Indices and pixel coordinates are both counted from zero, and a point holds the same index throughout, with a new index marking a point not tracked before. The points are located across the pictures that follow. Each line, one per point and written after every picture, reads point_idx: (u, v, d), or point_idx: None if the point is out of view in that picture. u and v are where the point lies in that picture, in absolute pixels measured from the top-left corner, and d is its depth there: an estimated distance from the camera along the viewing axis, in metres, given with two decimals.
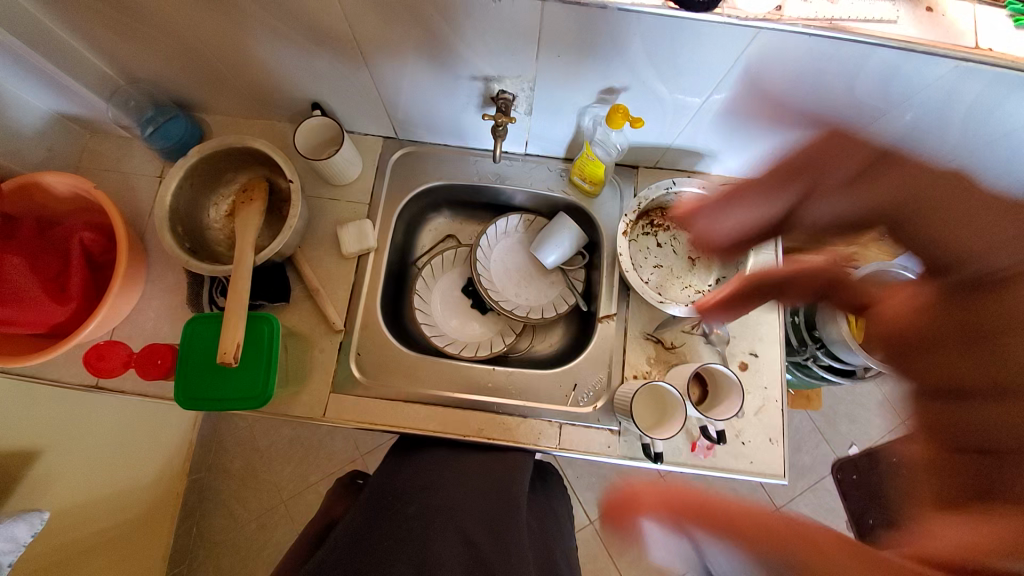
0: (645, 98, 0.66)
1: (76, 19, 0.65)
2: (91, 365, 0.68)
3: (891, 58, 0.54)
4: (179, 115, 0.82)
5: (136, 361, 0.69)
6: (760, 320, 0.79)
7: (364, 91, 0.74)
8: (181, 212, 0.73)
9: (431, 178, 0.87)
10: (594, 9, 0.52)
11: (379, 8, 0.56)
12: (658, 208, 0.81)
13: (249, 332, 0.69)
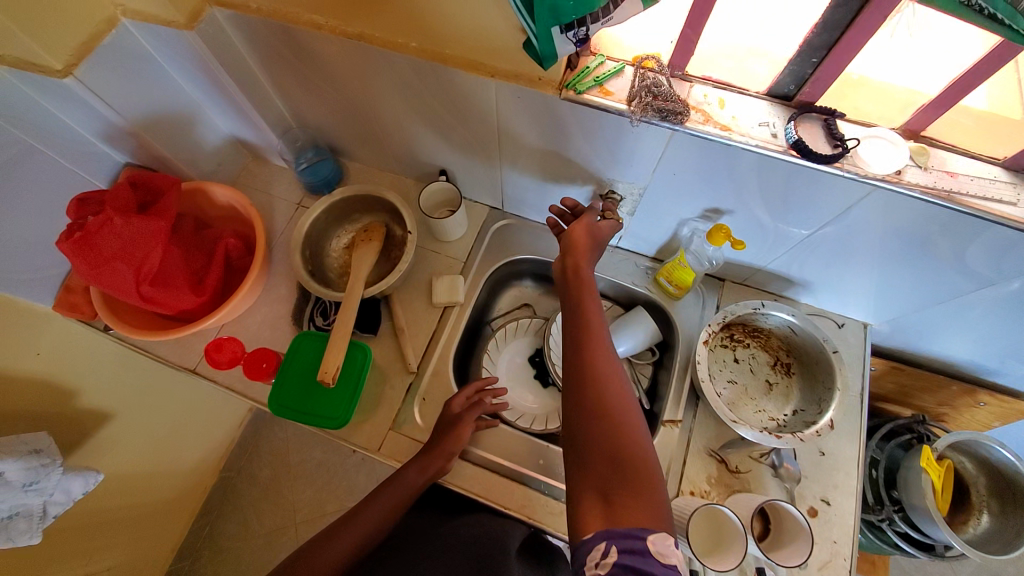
0: (747, 222, 0.70)
1: (282, 74, 0.81)
2: (209, 356, 0.78)
3: (1012, 236, 0.54)
4: (330, 159, 0.96)
5: (244, 360, 0.78)
6: (837, 466, 0.74)
7: (487, 169, 0.85)
8: (310, 239, 0.83)
9: (525, 251, 0.94)
10: (718, 144, 0.57)
11: (524, 109, 0.66)
12: (741, 324, 0.81)
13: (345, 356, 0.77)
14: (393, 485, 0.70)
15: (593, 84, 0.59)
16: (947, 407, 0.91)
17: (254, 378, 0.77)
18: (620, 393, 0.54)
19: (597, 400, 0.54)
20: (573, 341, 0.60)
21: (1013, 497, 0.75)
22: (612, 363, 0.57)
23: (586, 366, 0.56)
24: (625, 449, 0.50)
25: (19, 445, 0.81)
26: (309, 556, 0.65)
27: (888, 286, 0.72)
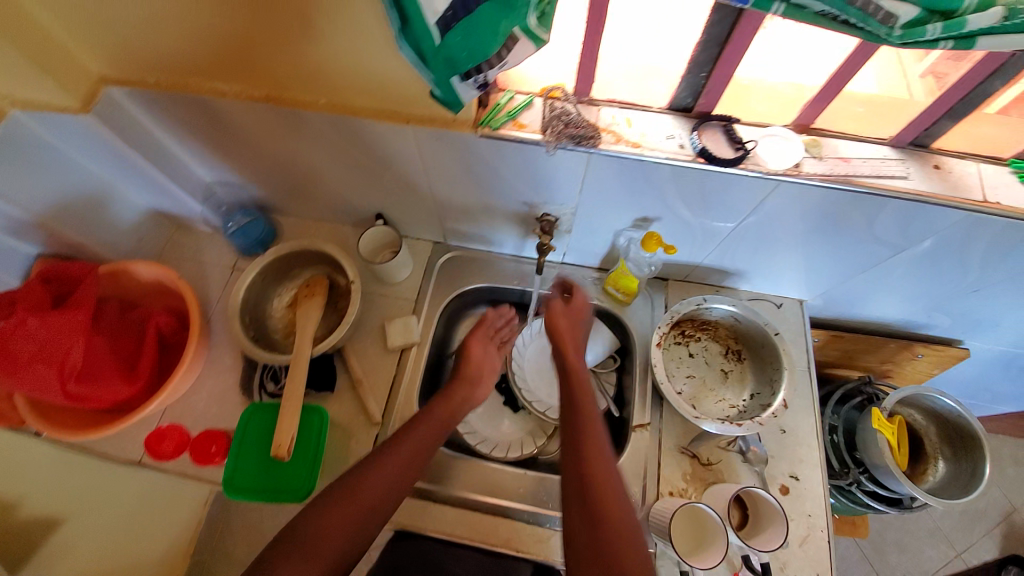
0: (676, 226, 0.73)
1: (196, 142, 0.80)
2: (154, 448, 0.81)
3: (905, 208, 0.59)
4: (260, 218, 0.94)
5: (190, 445, 0.81)
6: (799, 442, 0.78)
7: (422, 207, 0.85)
8: (250, 304, 0.80)
9: (474, 281, 0.94)
10: (632, 161, 0.60)
11: (445, 148, 0.66)
12: (690, 319, 0.84)
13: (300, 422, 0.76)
14: (410, 448, 0.65)
15: (506, 119, 0.61)
16: (889, 364, 0.97)
17: (204, 463, 0.79)
18: (612, 482, 0.60)
19: (588, 464, 0.60)
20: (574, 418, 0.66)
21: (962, 442, 0.82)
22: (606, 455, 0.62)
23: (583, 454, 0.62)
24: (613, 545, 0.55)
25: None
26: (351, 487, 0.60)
27: (814, 264, 0.77)
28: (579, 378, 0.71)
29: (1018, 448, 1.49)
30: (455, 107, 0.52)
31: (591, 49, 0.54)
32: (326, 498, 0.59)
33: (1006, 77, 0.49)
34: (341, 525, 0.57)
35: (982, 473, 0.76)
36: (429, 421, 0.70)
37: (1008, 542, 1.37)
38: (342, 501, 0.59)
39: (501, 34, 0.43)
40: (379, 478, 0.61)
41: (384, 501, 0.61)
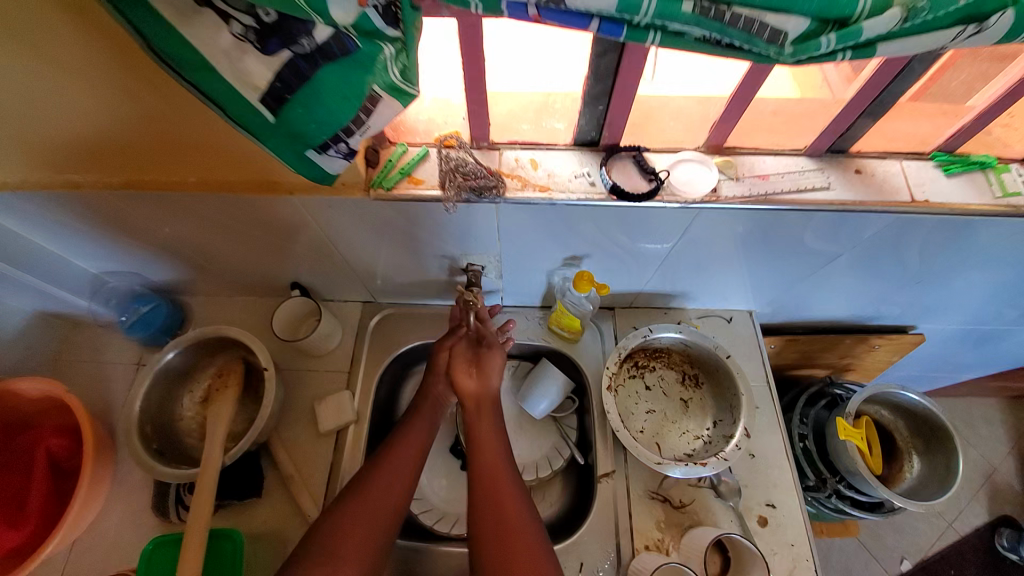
0: (608, 259, 0.69)
1: (68, 234, 0.70)
2: None
3: (833, 218, 0.56)
4: (162, 303, 0.84)
5: None
6: (770, 465, 0.73)
7: (339, 270, 0.77)
8: (151, 410, 0.70)
9: (411, 339, 0.85)
10: (543, 205, 0.55)
11: (342, 213, 0.59)
12: (641, 349, 0.79)
13: (210, 550, 0.65)
14: (389, 466, 0.64)
15: (400, 176, 0.55)
16: (850, 358, 0.94)
17: None
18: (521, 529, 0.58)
19: (496, 514, 0.59)
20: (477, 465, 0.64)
21: (933, 434, 0.79)
22: (514, 498, 0.61)
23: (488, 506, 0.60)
24: None
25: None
26: (364, 489, 0.62)
27: (757, 276, 0.73)
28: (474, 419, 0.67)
29: (986, 407, 1.51)
30: (322, 177, 0.47)
31: (477, 95, 0.49)
32: (343, 499, 0.61)
33: (912, 77, 0.46)
34: (360, 523, 0.59)
35: (957, 466, 0.74)
36: (414, 426, 0.68)
37: (993, 504, 1.38)
38: (357, 503, 0.60)
39: (358, 96, 0.38)
40: (384, 478, 0.63)
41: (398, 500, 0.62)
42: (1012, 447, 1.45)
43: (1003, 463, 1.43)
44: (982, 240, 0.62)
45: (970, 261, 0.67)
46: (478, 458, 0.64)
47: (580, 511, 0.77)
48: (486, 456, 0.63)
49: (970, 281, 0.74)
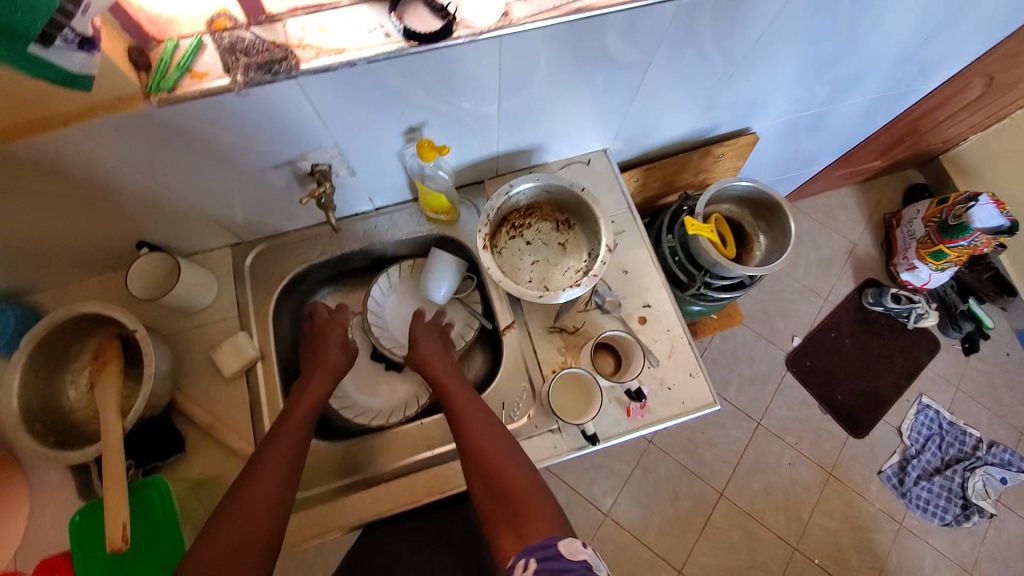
0: (448, 123, 0.69)
1: None
2: None
3: (625, 19, 0.59)
4: (8, 308, 0.74)
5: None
6: (641, 274, 0.83)
7: (181, 214, 0.72)
8: (34, 408, 0.67)
9: (293, 267, 0.84)
10: (345, 70, 0.53)
11: (142, 136, 0.55)
12: (512, 210, 0.83)
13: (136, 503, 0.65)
14: (245, 503, 0.58)
15: (179, 74, 0.51)
16: (703, 172, 1.04)
17: None
18: (492, 433, 0.64)
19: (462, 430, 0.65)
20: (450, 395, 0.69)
21: (769, 212, 0.93)
22: (478, 411, 0.67)
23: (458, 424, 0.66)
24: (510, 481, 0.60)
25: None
26: (238, 505, 0.58)
27: (595, 108, 0.77)
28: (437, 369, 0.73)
29: (841, 195, 1.72)
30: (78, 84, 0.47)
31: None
32: (212, 523, 0.57)
33: None
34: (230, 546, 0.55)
35: (790, 229, 0.88)
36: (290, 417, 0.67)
37: (855, 271, 1.63)
38: (233, 523, 0.57)
39: None
40: (267, 485, 0.60)
41: (281, 498, 0.61)
42: (865, 220, 1.69)
43: (860, 237, 1.67)
44: (761, 17, 0.69)
45: (764, 44, 0.75)
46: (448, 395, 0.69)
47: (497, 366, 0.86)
48: (492, 456, 0.62)
49: (772, 67, 0.83)
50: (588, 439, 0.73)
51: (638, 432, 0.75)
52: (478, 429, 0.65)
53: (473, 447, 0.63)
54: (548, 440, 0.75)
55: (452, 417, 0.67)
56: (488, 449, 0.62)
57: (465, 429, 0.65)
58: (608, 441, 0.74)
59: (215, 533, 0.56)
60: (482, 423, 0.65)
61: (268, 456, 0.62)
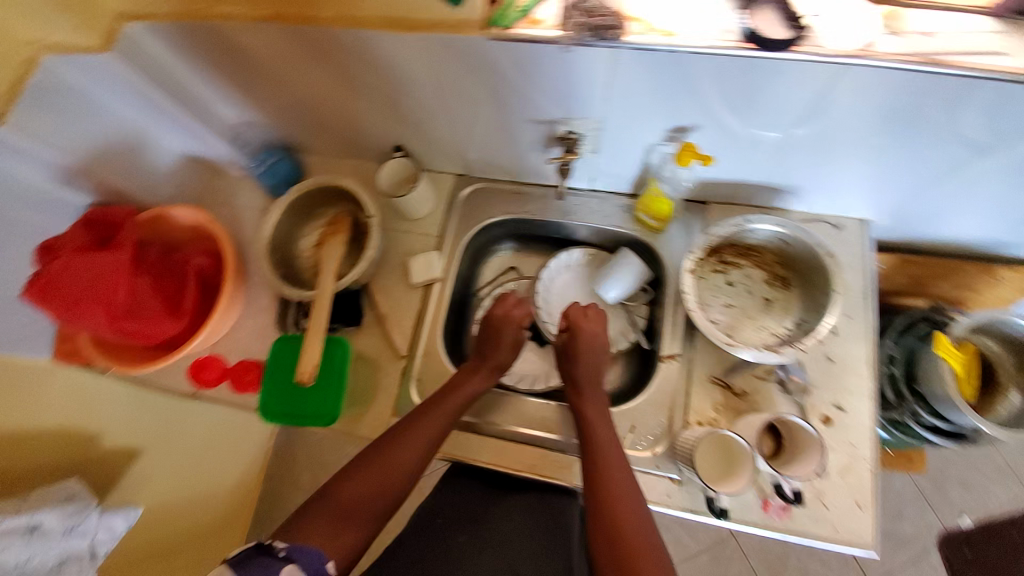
0: (720, 134, 0.65)
1: (216, 76, 0.80)
2: (195, 376, 0.83)
3: (1007, 88, 0.49)
4: (286, 158, 0.93)
5: (230, 373, 0.83)
6: (845, 373, 0.74)
7: (439, 134, 0.80)
8: (279, 242, 0.82)
9: (497, 213, 0.90)
10: (668, 53, 0.54)
11: (458, 60, 0.61)
12: (730, 246, 0.78)
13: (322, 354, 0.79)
14: (391, 458, 0.66)
15: (519, 15, 0.54)
16: (963, 289, 0.86)
17: (241, 390, 0.82)
18: (628, 499, 0.62)
19: (599, 478, 0.64)
20: (597, 435, 0.68)
21: None
22: (620, 470, 0.65)
23: (598, 471, 0.65)
24: (634, 557, 0.58)
25: (51, 495, 0.82)
26: (385, 455, 0.66)
27: (878, 172, 0.67)
28: (591, 404, 0.71)
29: None
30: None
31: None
32: (362, 462, 0.66)
33: None
34: (370, 486, 0.64)
35: None
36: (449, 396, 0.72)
37: None
38: (377, 468, 0.65)
39: None
40: (411, 449, 0.67)
41: (416, 464, 0.67)
42: None
43: None
44: None
45: None
46: (597, 435, 0.68)
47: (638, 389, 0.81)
48: (622, 521, 0.60)
49: None
50: (712, 510, 0.67)
51: (768, 531, 0.67)
52: (613, 486, 0.63)
53: (604, 502, 0.62)
54: (664, 486, 0.70)
55: (589, 458, 0.67)
56: (619, 512, 0.61)
57: (602, 477, 0.64)
58: (731, 522, 0.67)
59: (364, 473, 0.65)
60: (621, 482, 0.64)
61: (424, 425, 0.69)
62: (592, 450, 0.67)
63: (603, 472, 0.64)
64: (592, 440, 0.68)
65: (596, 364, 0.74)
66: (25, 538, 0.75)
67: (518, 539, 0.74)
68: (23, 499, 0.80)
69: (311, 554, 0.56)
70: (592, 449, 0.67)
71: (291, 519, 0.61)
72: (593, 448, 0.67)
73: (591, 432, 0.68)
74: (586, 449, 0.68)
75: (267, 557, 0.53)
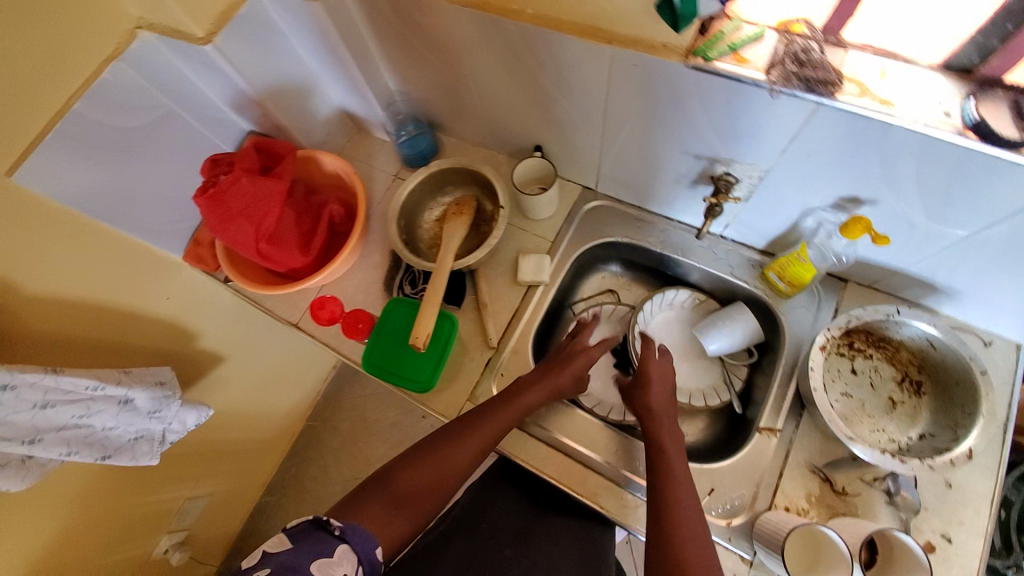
0: (892, 218, 0.62)
1: (392, 48, 0.83)
2: (314, 312, 0.88)
3: None
4: (429, 133, 0.99)
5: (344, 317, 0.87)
6: (963, 502, 0.66)
7: (585, 144, 0.80)
8: (407, 209, 0.87)
9: (615, 234, 0.88)
10: (875, 122, 0.51)
11: (643, 83, 0.61)
12: (864, 332, 0.73)
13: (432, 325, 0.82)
14: (447, 455, 0.68)
15: (726, 49, 0.54)
16: None
17: (351, 335, 0.85)
18: (698, 543, 0.58)
19: (670, 510, 0.60)
20: (671, 467, 0.64)
21: None
22: (692, 510, 0.60)
23: (668, 503, 0.61)
24: None
25: (147, 376, 0.90)
26: (443, 451, 0.68)
27: None
28: (665, 432, 0.68)
29: None
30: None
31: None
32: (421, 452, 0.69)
33: None
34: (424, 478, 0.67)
35: None
36: (520, 398, 0.72)
37: None
38: (433, 462, 0.68)
39: None
40: (468, 449, 0.68)
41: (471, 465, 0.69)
42: None
43: None
44: None
45: None
46: (669, 466, 0.64)
47: (723, 451, 0.78)
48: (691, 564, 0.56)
49: None
50: None
51: None
52: (683, 524, 0.59)
53: (675, 538, 0.58)
54: (732, 562, 0.66)
55: (658, 487, 0.63)
56: (688, 554, 0.57)
57: (672, 512, 0.60)
58: None
59: (420, 464, 0.68)
60: (690, 522, 0.59)
61: (484, 428, 0.69)
62: (663, 479, 0.63)
63: (674, 505, 0.61)
64: (665, 470, 0.64)
65: (669, 406, 0.71)
66: (117, 408, 0.83)
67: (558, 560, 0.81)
68: (124, 372, 0.87)
69: (364, 540, 0.61)
70: (665, 476, 0.63)
71: (354, 496, 0.66)
72: (664, 478, 0.63)
73: (662, 474, 0.64)
74: (656, 476, 0.64)
75: (326, 532, 0.59)
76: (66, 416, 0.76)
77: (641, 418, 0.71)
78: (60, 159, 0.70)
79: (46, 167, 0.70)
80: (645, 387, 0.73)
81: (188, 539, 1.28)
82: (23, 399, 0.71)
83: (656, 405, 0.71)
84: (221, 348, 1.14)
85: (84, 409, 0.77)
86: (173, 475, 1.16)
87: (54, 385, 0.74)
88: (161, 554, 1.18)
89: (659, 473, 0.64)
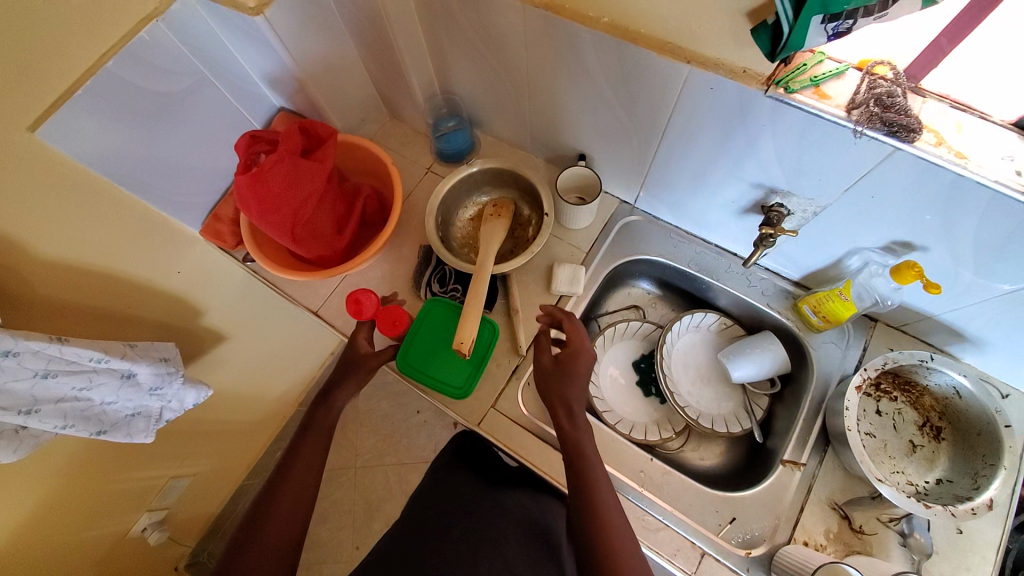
0: (940, 266, 0.62)
1: (445, 39, 0.81)
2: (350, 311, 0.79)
3: None
4: (467, 129, 0.96)
5: (380, 314, 0.80)
6: (973, 550, 0.68)
7: (635, 159, 0.79)
8: (444, 206, 0.85)
9: (651, 251, 0.88)
10: (947, 172, 0.51)
11: (714, 104, 0.60)
12: (892, 374, 0.75)
13: None
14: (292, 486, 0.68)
15: (808, 83, 0.53)
16: None
17: (391, 333, 0.81)
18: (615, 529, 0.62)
19: (589, 499, 0.63)
20: (587, 454, 0.67)
21: None
22: (609, 494, 0.64)
23: (589, 495, 0.63)
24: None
25: (151, 350, 0.84)
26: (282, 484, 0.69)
27: None
28: (576, 424, 0.68)
29: None
30: (755, 27, 0.48)
31: (978, 9, 0.44)
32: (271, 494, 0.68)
33: None
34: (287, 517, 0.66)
35: None
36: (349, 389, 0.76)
37: None
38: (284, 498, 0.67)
39: None
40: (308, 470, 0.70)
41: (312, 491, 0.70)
42: None
43: None
44: None
45: None
46: (582, 455, 0.66)
47: (742, 478, 0.79)
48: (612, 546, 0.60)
49: None
50: None
51: None
52: (602, 508, 0.63)
53: (599, 525, 0.61)
54: None
55: (575, 479, 0.65)
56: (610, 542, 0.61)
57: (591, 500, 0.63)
58: None
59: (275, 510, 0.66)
60: (608, 511, 0.63)
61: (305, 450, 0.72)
62: (578, 469, 0.65)
63: (594, 495, 0.63)
64: (578, 460, 0.66)
65: (581, 393, 0.70)
66: (119, 383, 0.77)
67: (506, 530, 0.88)
68: (129, 344, 0.81)
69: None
70: (582, 469, 0.65)
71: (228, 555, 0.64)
72: (579, 467, 0.66)
73: (588, 490, 0.64)
74: (572, 467, 0.66)
75: None
76: (65, 388, 0.70)
77: (553, 408, 0.70)
78: (88, 120, 0.65)
79: (71, 125, 0.64)
80: (549, 374, 0.72)
81: (166, 519, 1.23)
82: (24, 366, 0.65)
83: (563, 392, 0.70)
84: (226, 328, 1.10)
85: (86, 381, 0.72)
86: (164, 455, 1.11)
87: (56, 354, 0.68)
88: (139, 531, 1.13)
89: (578, 464, 0.66)
